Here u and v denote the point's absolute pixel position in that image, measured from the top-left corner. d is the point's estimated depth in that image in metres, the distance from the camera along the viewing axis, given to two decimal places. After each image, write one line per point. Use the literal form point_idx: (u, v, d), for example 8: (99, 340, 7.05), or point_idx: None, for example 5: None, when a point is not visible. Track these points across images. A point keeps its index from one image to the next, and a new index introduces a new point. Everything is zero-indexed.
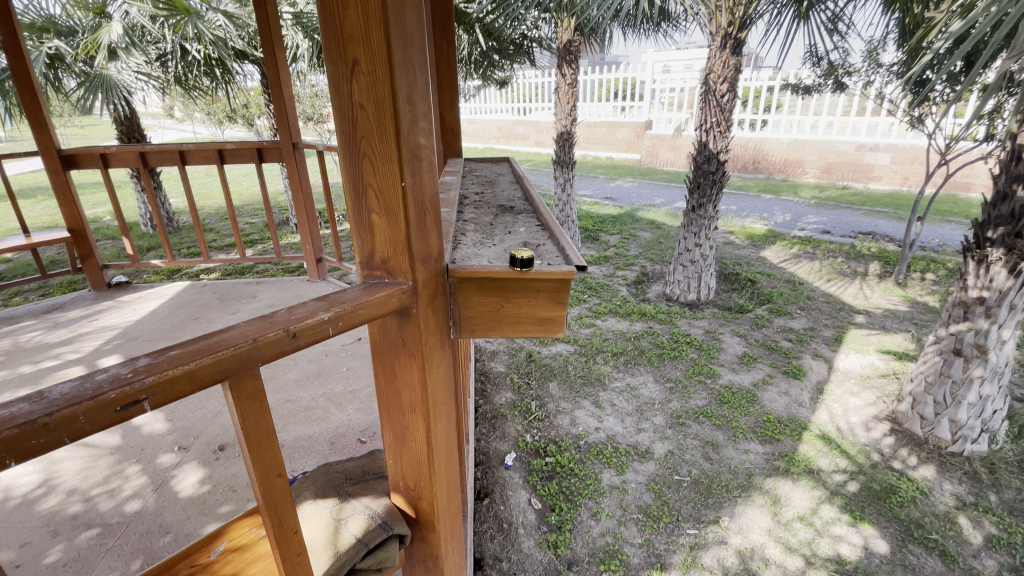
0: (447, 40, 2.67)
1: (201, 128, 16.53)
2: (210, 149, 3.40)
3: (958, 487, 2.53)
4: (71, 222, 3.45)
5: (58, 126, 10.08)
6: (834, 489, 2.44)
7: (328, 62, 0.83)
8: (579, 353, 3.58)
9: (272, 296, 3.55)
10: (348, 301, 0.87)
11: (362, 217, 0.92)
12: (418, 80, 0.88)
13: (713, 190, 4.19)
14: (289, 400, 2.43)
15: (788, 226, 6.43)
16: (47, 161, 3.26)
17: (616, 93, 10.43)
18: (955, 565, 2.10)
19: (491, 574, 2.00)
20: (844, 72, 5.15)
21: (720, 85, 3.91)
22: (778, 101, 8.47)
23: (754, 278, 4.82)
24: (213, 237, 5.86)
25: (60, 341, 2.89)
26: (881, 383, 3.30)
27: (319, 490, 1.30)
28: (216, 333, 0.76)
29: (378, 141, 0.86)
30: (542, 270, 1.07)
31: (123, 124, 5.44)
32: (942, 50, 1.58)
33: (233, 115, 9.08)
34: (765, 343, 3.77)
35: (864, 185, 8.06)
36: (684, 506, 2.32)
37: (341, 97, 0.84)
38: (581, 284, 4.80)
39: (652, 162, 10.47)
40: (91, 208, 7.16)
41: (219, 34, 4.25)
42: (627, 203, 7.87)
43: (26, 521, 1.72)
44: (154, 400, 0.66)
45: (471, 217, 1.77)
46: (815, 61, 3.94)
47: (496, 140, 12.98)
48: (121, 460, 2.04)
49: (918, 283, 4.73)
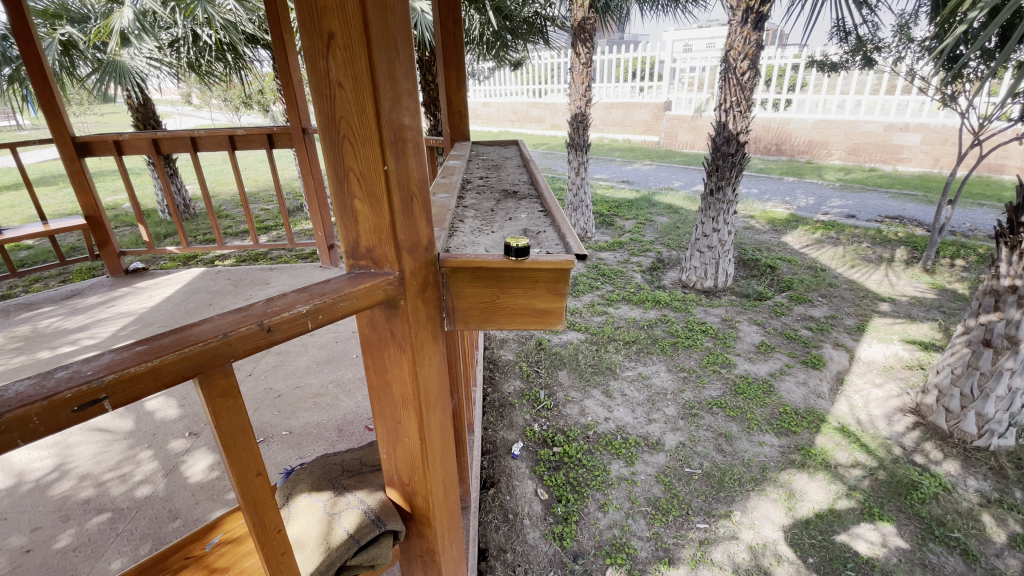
0: (453, 18, 2.58)
1: (220, 115, 16.77)
2: (221, 135, 3.37)
3: (982, 483, 2.42)
4: (87, 209, 3.47)
5: (77, 114, 10.21)
6: (853, 484, 2.36)
7: (302, 36, 0.77)
8: (591, 341, 3.51)
9: (284, 282, 3.55)
10: (328, 293, 0.82)
11: (345, 203, 0.86)
12: (401, 55, 0.83)
13: (732, 173, 4.04)
14: (298, 386, 2.43)
15: (811, 210, 6.22)
16: (61, 148, 3.25)
17: (634, 72, 10.15)
18: (976, 565, 2.02)
19: (495, 565, 1.98)
20: (873, 47, 4.89)
21: (740, 63, 3.74)
22: (803, 80, 8.17)
23: (774, 265, 4.67)
24: (228, 223, 5.91)
25: (77, 326, 2.93)
26: (905, 374, 3.17)
27: (315, 482, 1.27)
28: (186, 328, 0.72)
29: (358, 122, 0.81)
30: (538, 260, 1.02)
31: (138, 111, 5.44)
32: (976, 22, 1.43)
33: (249, 100, 9.11)
34: (783, 331, 3.65)
35: (892, 167, 7.74)
36: (694, 499, 2.27)
37: (317, 74, 0.78)
38: (594, 270, 4.72)
39: (670, 144, 10.22)
40: (112, 195, 7.29)
41: (230, 18, 4.18)
42: (644, 187, 7.71)
43: (38, 506, 1.75)
44: (115, 399, 0.63)
45: (472, 202, 1.71)
46: (842, 36, 3.74)
47: (511, 123, 12.82)
48: (133, 445, 2.05)
49: (947, 270, 4.53)
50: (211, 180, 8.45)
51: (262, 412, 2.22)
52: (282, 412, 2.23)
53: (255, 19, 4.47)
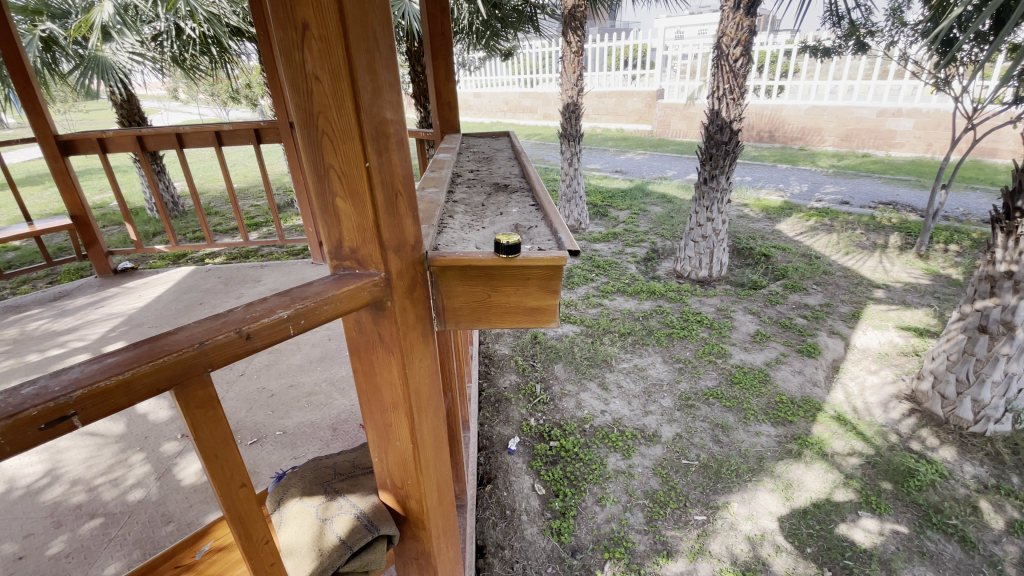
0: (440, 7, 2.52)
1: (207, 109, 16.59)
2: (207, 131, 3.29)
3: (978, 469, 2.43)
4: (73, 209, 3.39)
5: (62, 111, 10.05)
6: (850, 472, 2.36)
7: (274, 27, 0.73)
8: (586, 334, 3.49)
9: (276, 279, 3.50)
10: (311, 296, 0.79)
11: (326, 202, 0.83)
12: (381, 45, 0.79)
13: (726, 161, 4.01)
14: (291, 385, 2.40)
15: (805, 198, 6.21)
16: (44, 147, 3.16)
17: (626, 61, 10.10)
18: (974, 552, 2.02)
19: (494, 562, 1.97)
20: (866, 32, 4.85)
21: (733, 49, 3.70)
22: (796, 66, 8.14)
23: (769, 253, 4.66)
24: (218, 220, 5.85)
25: (66, 328, 2.87)
26: (901, 360, 3.18)
27: (306, 487, 1.24)
28: (160, 337, 0.68)
29: (337, 116, 0.77)
30: (529, 257, 0.99)
31: (123, 107, 5.35)
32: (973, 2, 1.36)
33: (237, 94, 8.96)
34: (778, 320, 3.65)
35: (886, 153, 7.73)
36: (691, 491, 2.27)
37: (293, 67, 0.75)
38: (589, 262, 4.69)
39: (664, 133, 10.16)
40: (99, 194, 7.18)
41: (213, 10, 4.08)
42: (637, 176, 7.68)
43: (30, 512, 1.71)
44: (85, 415, 0.60)
45: (462, 197, 1.68)
46: (835, 21, 3.71)
47: (502, 114, 12.72)
48: (125, 448, 2.01)
49: (941, 255, 4.54)
50: (200, 176, 8.35)
51: (255, 413, 2.19)
52: (275, 412, 2.20)
53: (239, 11, 4.36)
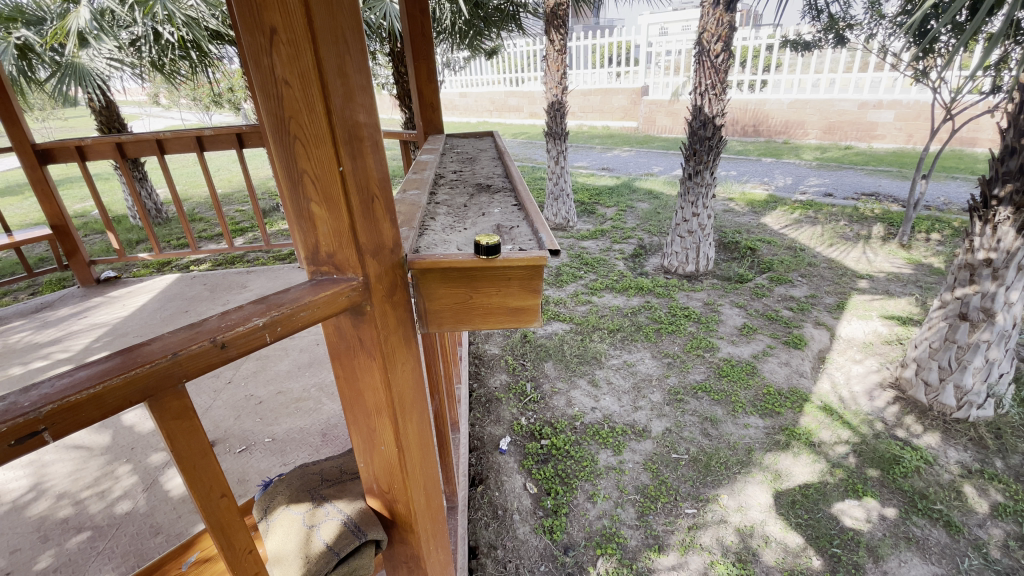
0: (419, 8, 2.49)
1: (190, 114, 16.53)
2: (188, 136, 3.21)
3: (963, 454, 2.48)
4: (53, 219, 3.33)
5: (39, 119, 9.94)
6: (837, 461, 2.40)
7: (242, 32, 0.72)
8: (575, 332, 3.49)
9: (263, 284, 3.47)
10: (288, 303, 0.78)
11: (301, 208, 0.82)
12: (352, 49, 0.79)
13: (710, 156, 4.03)
14: (280, 391, 2.38)
15: (789, 190, 6.27)
16: (21, 156, 3.07)
17: (610, 58, 10.12)
18: (960, 536, 2.06)
19: (486, 562, 1.98)
20: (845, 25, 4.90)
21: (714, 45, 3.72)
22: (778, 60, 8.21)
23: (754, 246, 4.71)
24: (202, 227, 5.79)
25: (49, 340, 2.82)
26: (884, 349, 3.23)
27: (293, 494, 1.20)
28: (134, 348, 0.67)
29: (310, 121, 0.76)
30: (509, 257, 0.98)
31: (103, 114, 5.29)
32: None
33: (219, 99, 8.98)
34: (765, 313, 3.68)
35: (868, 145, 7.84)
36: (682, 485, 2.28)
37: (263, 73, 0.74)
38: (578, 260, 4.70)
39: (649, 129, 10.19)
40: (80, 203, 7.10)
41: (192, 14, 3.99)
42: (624, 173, 7.72)
43: (16, 527, 1.68)
44: (56, 430, 0.58)
45: (444, 198, 1.67)
46: (815, 15, 3.74)
47: (489, 113, 12.74)
48: (111, 460, 1.98)
49: (923, 244, 4.60)
50: (182, 183, 8.25)
51: (243, 420, 2.17)
52: (263, 419, 2.18)
53: (218, 14, 4.27)
